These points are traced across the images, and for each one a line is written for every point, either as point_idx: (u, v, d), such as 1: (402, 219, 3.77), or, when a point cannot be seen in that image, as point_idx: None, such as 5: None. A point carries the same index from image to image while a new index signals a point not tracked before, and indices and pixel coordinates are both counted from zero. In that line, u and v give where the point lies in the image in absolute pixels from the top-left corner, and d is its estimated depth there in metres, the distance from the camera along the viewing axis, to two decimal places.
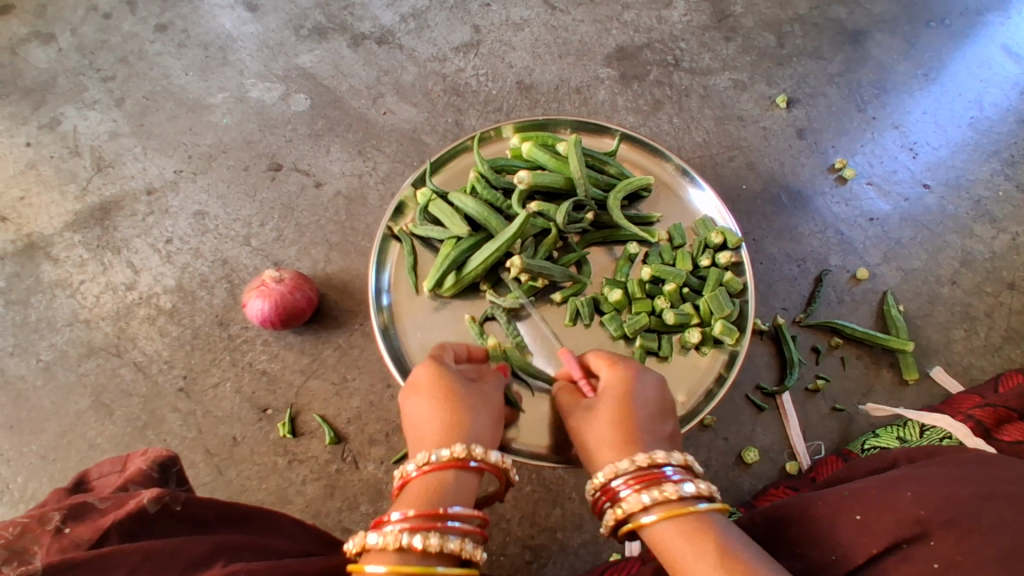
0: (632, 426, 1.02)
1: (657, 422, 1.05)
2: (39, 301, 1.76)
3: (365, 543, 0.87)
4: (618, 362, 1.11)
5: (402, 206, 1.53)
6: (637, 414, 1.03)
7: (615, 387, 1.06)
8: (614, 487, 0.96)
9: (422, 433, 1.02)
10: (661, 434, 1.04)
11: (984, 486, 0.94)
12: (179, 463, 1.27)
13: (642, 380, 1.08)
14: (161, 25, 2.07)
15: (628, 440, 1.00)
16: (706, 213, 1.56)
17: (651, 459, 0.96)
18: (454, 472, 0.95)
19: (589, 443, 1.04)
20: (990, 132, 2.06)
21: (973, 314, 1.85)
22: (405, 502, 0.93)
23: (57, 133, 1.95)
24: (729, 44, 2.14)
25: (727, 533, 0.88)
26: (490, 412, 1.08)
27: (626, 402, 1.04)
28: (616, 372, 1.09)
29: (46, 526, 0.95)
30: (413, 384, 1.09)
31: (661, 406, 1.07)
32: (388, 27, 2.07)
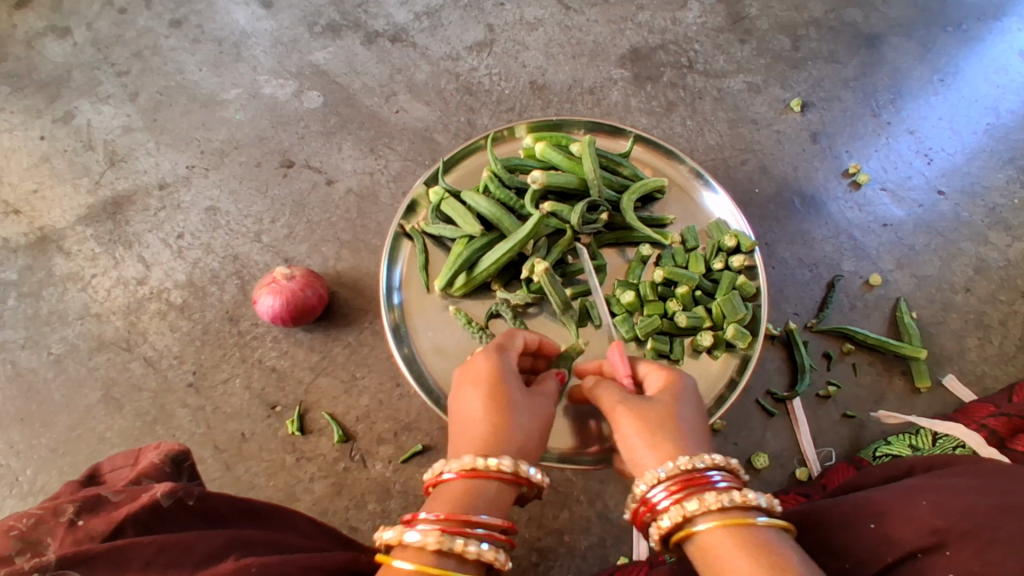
0: (673, 427, 0.99)
1: (702, 431, 1.01)
2: (51, 294, 1.76)
3: (401, 538, 0.89)
4: (667, 368, 1.09)
5: (414, 205, 1.52)
6: (679, 418, 1.00)
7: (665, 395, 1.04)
8: (654, 497, 0.94)
9: (470, 431, 1.01)
10: (706, 445, 1.00)
11: (1004, 497, 0.93)
12: (192, 456, 1.25)
13: (689, 390, 1.06)
14: (176, 21, 2.07)
15: (669, 441, 0.97)
16: (719, 216, 1.55)
17: (694, 462, 0.93)
18: (492, 481, 0.95)
19: (624, 440, 1.01)
20: (1006, 139, 2.04)
21: (987, 322, 1.84)
22: (439, 501, 0.94)
23: (71, 127, 1.95)
24: (744, 47, 2.13)
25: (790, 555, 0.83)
26: (541, 422, 1.07)
27: (669, 406, 1.02)
28: (663, 378, 1.08)
29: (60, 518, 0.97)
30: (472, 371, 1.07)
31: (704, 418, 1.04)
32: (402, 25, 2.07)
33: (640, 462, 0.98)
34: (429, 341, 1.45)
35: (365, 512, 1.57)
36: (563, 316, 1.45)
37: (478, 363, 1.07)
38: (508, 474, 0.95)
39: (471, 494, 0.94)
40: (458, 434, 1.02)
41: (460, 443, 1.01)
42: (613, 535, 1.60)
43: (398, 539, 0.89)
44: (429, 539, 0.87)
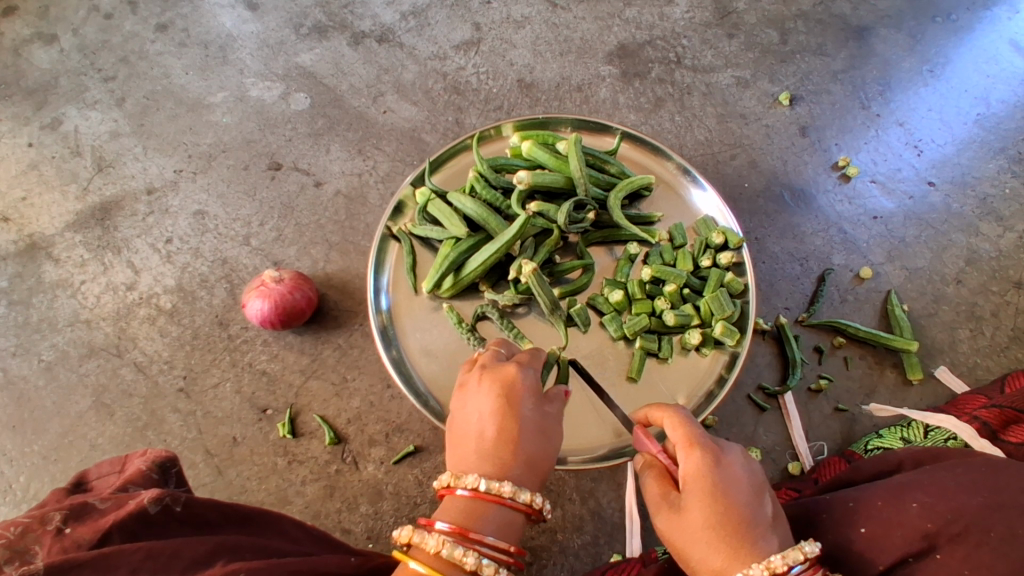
0: (734, 527, 0.91)
1: (756, 505, 0.94)
2: (41, 301, 1.76)
3: (437, 549, 0.88)
4: (695, 443, 0.97)
5: (401, 206, 1.52)
6: (734, 511, 0.92)
7: (703, 476, 0.94)
8: None
9: (474, 439, 1.01)
10: (763, 520, 0.93)
11: (993, 493, 0.93)
12: (179, 463, 1.27)
13: (727, 463, 0.96)
14: (162, 25, 2.07)
15: (734, 544, 0.90)
16: (707, 212, 1.54)
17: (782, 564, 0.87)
18: (513, 510, 0.95)
19: (686, 546, 0.93)
20: (997, 129, 2.04)
21: (979, 313, 1.84)
22: (462, 514, 0.94)
23: (58, 133, 1.95)
24: (731, 41, 2.13)
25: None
26: (552, 437, 1.06)
27: (717, 498, 0.92)
28: (696, 457, 0.96)
29: (47, 526, 0.95)
30: (490, 378, 1.06)
31: (755, 485, 0.96)
32: (389, 25, 2.07)
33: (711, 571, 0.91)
34: (418, 342, 1.45)
35: (358, 514, 1.57)
36: (553, 315, 1.44)
37: (496, 371, 1.06)
38: (529, 507, 0.97)
39: (483, 516, 0.94)
40: (458, 438, 1.04)
41: (461, 450, 1.02)
42: (606, 533, 1.60)
43: (434, 551, 0.88)
44: (466, 559, 0.88)
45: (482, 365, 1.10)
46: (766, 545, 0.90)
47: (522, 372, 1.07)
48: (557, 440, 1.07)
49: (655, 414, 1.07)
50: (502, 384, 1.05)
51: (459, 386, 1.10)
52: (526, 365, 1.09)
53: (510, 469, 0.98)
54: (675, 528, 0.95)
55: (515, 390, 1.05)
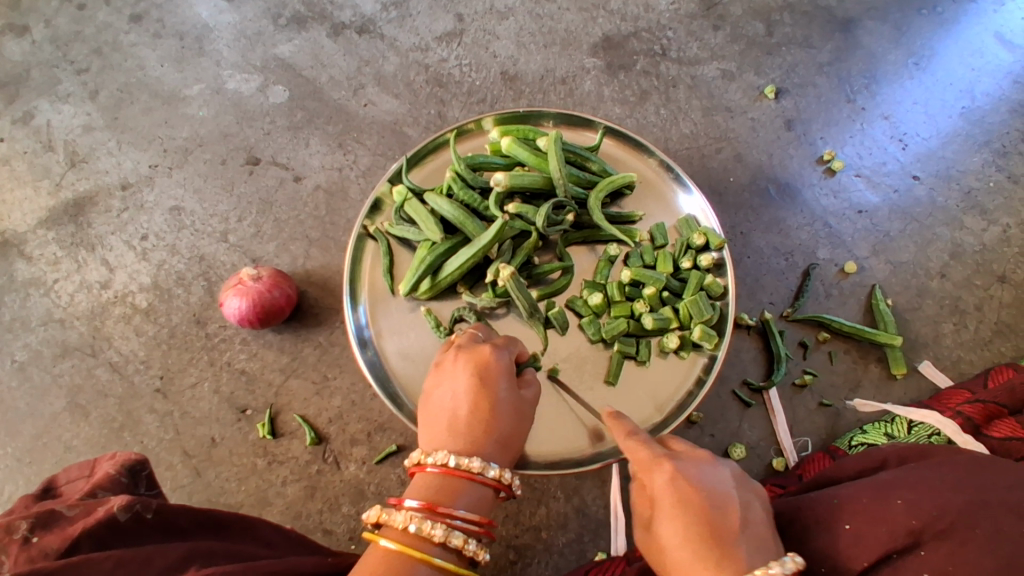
0: (709, 535, 0.90)
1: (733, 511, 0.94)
2: (13, 299, 1.72)
3: (406, 525, 0.88)
4: (655, 466, 0.98)
5: (378, 204, 1.50)
6: (707, 518, 0.92)
7: (670, 491, 0.95)
8: None
9: (449, 417, 1.00)
10: (732, 528, 0.92)
11: (979, 492, 0.93)
12: (150, 466, 1.23)
13: (687, 479, 0.96)
14: (136, 15, 2.02)
15: (708, 554, 0.89)
16: (690, 213, 1.52)
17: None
18: (484, 486, 0.95)
19: (673, 564, 0.92)
20: (982, 122, 2.03)
21: (962, 307, 1.84)
22: (432, 488, 0.93)
23: (30, 127, 1.90)
24: (717, 33, 2.10)
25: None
26: (527, 420, 1.06)
27: (688, 508, 0.93)
28: (663, 474, 0.97)
29: (13, 535, 0.93)
30: (467, 357, 1.04)
31: (721, 494, 0.95)
32: (369, 15, 2.02)
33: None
34: (394, 344, 1.43)
35: (340, 515, 1.55)
36: (531, 319, 1.44)
37: (475, 351, 1.05)
38: (499, 483, 0.96)
39: (453, 490, 0.93)
40: (431, 416, 1.02)
41: (434, 427, 1.00)
42: (591, 531, 1.59)
43: (403, 526, 0.88)
44: (435, 532, 0.88)
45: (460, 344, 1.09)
46: (738, 553, 0.89)
47: (501, 353, 1.06)
48: (531, 424, 1.07)
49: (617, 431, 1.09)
50: (479, 364, 1.04)
51: (436, 365, 1.08)
52: (504, 348, 1.08)
53: (483, 446, 0.97)
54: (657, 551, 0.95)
55: (491, 370, 1.03)
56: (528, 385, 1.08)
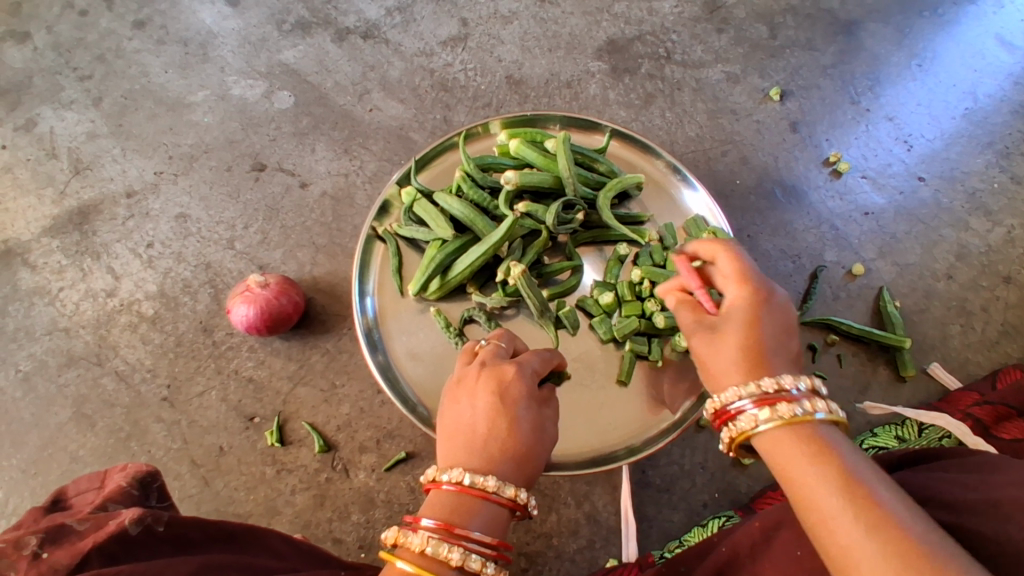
0: (761, 352, 0.91)
1: (788, 342, 0.94)
2: (17, 309, 1.71)
3: (422, 548, 0.87)
4: (744, 277, 0.96)
5: (387, 206, 1.49)
6: (768, 338, 0.92)
7: (744, 309, 0.93)
8: (732, 409, 0.90)
9: (468, 435, 0.99)
10: (789, 354, 0.93)
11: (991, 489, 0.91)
12: (161, 478, 1.22)
13: (766, 301, 0.94)
14: (139, 22, 2.01)
15: (753, 368, 0.90)
16: (697, 212, 1.52)
17: (780, 385, 0.87)
18: (500, 505, 0.93)
19: (711, 362, 0.94)
20: (985, 123, 2.04)
21: (969, 309, 1.83)
22: (447, 508, 0.92)
23: (33, 135, 1.89)
24: (721, 36, 2.11)
25: (849, 448, 0.82)
26: (545, 439, 1.05)
27: (758, 327, 0.92)
28: (745, 294, 0.94)
29: (23, 551, 0.91)
30: (488, 375, 1.04)
31: (788, 323, 0.94)
32: (373, 20, 2.02)
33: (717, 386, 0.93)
34: (404, 346, 1.42)
35: (349, 523, 1.54)
36: (542, 318, 1.43)
37: (497, 369, 1.05)
38: (515, 502, 0.94)
39: (469, 510, 0.92)
40: (449, 432, 1.02)
41: (451, 444, 1.00)
42: (601, 537, 1.58)
43: (420, 549, 0.87)
44: (452, 555, 0.86)
45: (486, 358, 1.09)
46: (780, 367, 0.91)
47: (522, 374, 1.05)
48: (550, 445, 1.06)
49: (704, 247, 1.01)
50: (499, 383, 1.03)
51: (458, 379, 1.08)
52: (526, 366, 1.07)
53: (498, 465, 0.96)
54: (702, 348, 0.96)
55: (511, 389, 1.03)
56: (547, 405, 1.08)
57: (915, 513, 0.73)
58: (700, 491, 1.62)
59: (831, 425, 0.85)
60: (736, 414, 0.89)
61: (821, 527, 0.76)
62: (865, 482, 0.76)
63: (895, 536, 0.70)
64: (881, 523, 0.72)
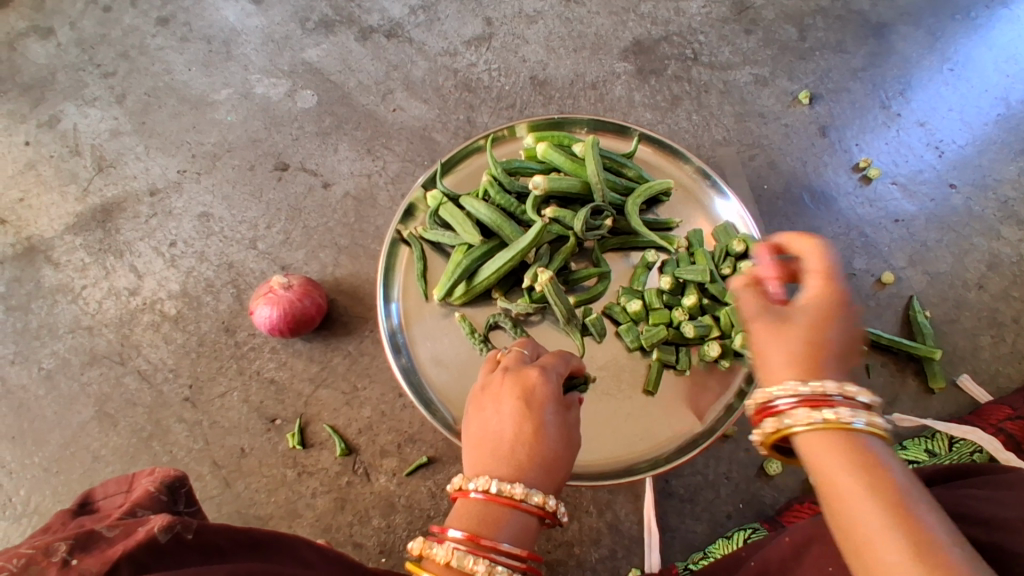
0: (818, 353, 0.75)
1: (853, 351, 0.78)
2: (40, 307, 1.70)
3: (448, 559, 0.84)
4: (829, 271, 0.77)
5: (412, 209, 1.48)
6: (831, 341, 0.76)
7: (806, 305, 0.77)
8: (775, 409, 0.75)
9: (494, 442, 0.97)
10: (851, 366, 0.77)
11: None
12: (188, 483, 1.21)
13: (843, 303, 0.76)
14: (163, 18, 2.00)
15: (804, 370, 0.75)
16: (728, 220, 1.48)
17: (829, 387, 0.72)
18: (529, 514, 0.91)
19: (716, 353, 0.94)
20: (1018, 130, 1.99)
21: (1000, 320, 1.80)
22: (474, 518, 0.90)
23: (56, 132, 1.88)
24: (749, 38, 2.07)
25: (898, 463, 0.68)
26: (573, 444, 1.02)
27: (820, 325, 0.76)
28: (822, 286, 0.77)
29: (53, 557, 0.90)
30: (512, 381, 1.02)
31: (851, 337, 0.77)
32: (397, 19, 2.00)
33: (771, 379, 0.77)
34: (429, 351, 1.40)
35: (370, 528, 1.53)
36: (567, 326, 1.40)
37: (520, 375, 1.03)
38: (543, 510, 0.92)
39: (497, 521, 0.89)
40: (474, 440, 1.00)
41: (477, 451, 0.98)
42: (624, 546, 1.56)
43: (445, 561, 0.85)
44: (477, 567, 0.83)
45: (508, 365, 1.07)
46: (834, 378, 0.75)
47: (546, 377, 1.03)
48: (577, 450, 1.03)
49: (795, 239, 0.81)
50: (524, 388, 1.01)
51: (481, 387, 1.07)
52: (550, 370, 1.05)
53: (526, 471, 0.94)
54: None
55: (535, 394, 1.00)
56: (572, 409, 1.05)
57: (933, 515, 0.63)
58: (724, 502, 1.59)
59: (874, 436, 0.70)
60: (774, 407, 0.75)
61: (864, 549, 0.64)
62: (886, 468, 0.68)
63: (909, 524, 0.62)
64: (888, 510, 0.63)
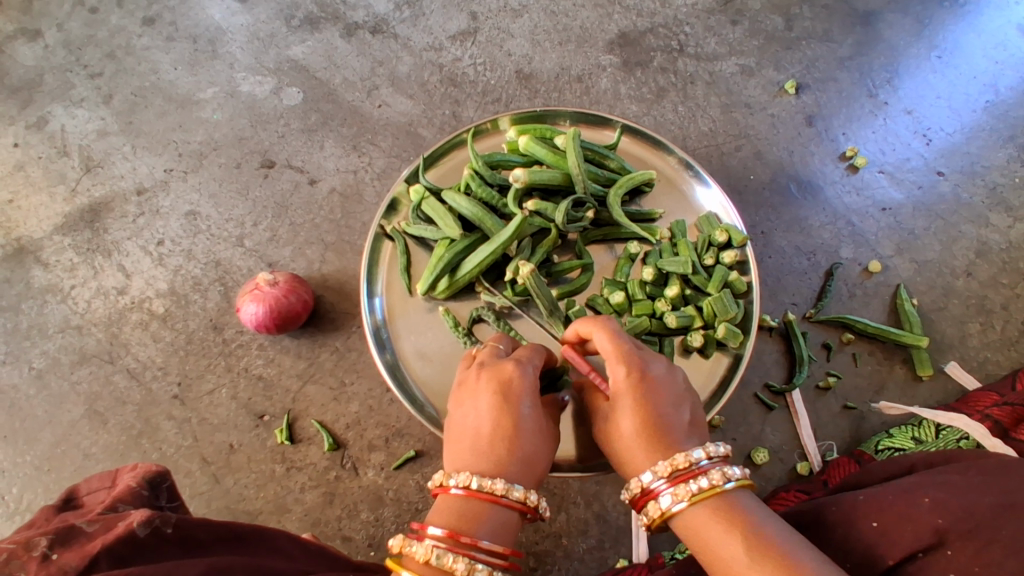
0: (656, 429, 0.96)
1: (674, 412, 0.99)
2: (30, 307, 1.72)
3: (428, 557, 0.86)
4: (623, 356, 1.00)
5: (395, 203, 1.48)
6: (661, 417, 0.97)
7: (626, 398, 0.98)
8: (654, 490, 0.93)
9: (472, 438, 0.98)
10: (682, 423, 0.98)
11: (1007, 492, 0.89)
12: (171, 478, 1.23)
13: (648, 382, 0.99)
14: (149, 18, 2.01)
15: (653, 446, 0.95)
16: (711, 210, 1.49)
17: (685, 461, 0.92)
18: (508, 509, 0.92)
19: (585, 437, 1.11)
20: (1006, 116, 1.99)
21: (988, 307, 1.80)
22: (455, 515, 0.91)
23: (44, 133, 1.90)
24: (735, 28, 2.07)
25: (761, 514, 0.89)
26: (550, 437, 1.03)
27: (643, 410, 0.97)
28: (623, 372, 0.99)
29: (33, 552, 0.90)
30: (490, 375, 1.02)
31: (676, 393, 1.01)
32: (382, 15, 2.01)
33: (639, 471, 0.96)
34: (413, 346, 1.41)
35: (358, 521, 1.54)
36: (551, 318, 1.40)
37: (497, 369, 1.03)
38: (525, 505, 0.93)
39: (476, 518, 0.90)
40: (455, 436, 1.00)
41: (456, 447, 0.99)
42: (611, 537, 1.57)
43: (425, 559, 0.86)
44: (457, 565, 0.85)
45: (483, 360, 1.07)
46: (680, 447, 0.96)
47: (522, 370, 1.03)
48: (554, 442, 1.04)
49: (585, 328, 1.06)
50: (501, 381, 1.01)
51: (459, 383, 1.06)
52: (527, 363, 1.05)
53: (507, 466, 0.95)
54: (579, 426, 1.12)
55: (512, 388, 1.01)
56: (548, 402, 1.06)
57: (807, 551, 0.83)
58: None
59: (740, 491, 0.91)
60: (653, 490, 0.93)
61: None
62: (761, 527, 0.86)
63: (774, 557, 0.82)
64: (762, 554, 0.82)
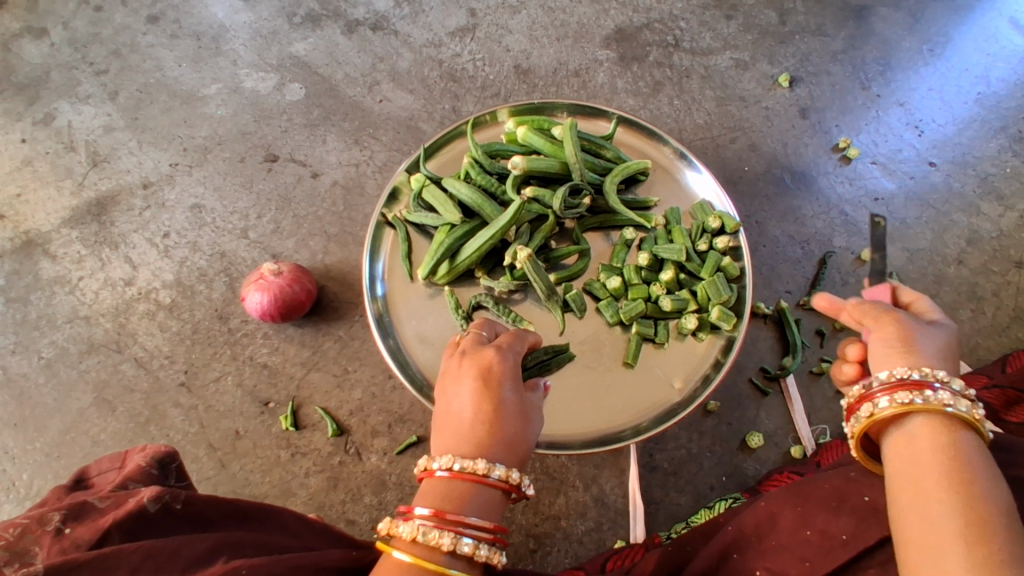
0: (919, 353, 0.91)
1: (947, 359, 0.93)
2: (39, 298, 1.75)
3: (414, 535, 0.88)
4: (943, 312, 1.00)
5: (396, 192, 1.51)
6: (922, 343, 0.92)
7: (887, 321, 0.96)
8: (871, 390, 0.89)
9: (457, 423, 1.00)
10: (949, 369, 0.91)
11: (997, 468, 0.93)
12: (179, 459, 1.26)
13: (926, 324, 0.96)
14: (154, 17, 2.05)
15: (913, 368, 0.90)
16: (704, 197, 1.53)
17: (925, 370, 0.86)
18: (492, 488, 0.94)
19: None
20: (998, 107, 2.02)
21: (980, 294, 1.83)
22: (440, 495, 0.93)
23: (52, 129, 1.93)
24: (730, 23, 2.10)
25: (979, 462, 0.78)
26: (533, 421, 1.05)
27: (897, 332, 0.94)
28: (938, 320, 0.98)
29: (46, 527, 0.94)
30: (471, 361, 1.06)
31: (950, 350, 0.95)
32: (383, 12, 2.04)
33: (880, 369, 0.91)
34: (414, 329, 1.44)
35: (362, 505, 1.57)
36: (549, 301, 1.45)
37: (478, 355, 1.06)
38: (508, 484, 0.95)
39: (461, 497, 0.93)
40: (441, 423, 1.03)
41: (442, 433, 1.01)
42: (610, 519, 1.60)
43: (411, 537, 0.88)
44: (443, 540, 0.88)
45: (467, 348, 1.10)
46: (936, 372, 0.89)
47: (502, 356, 1.06)
48: (540, 423, 1.06)
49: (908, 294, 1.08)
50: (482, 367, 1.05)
51: (443, 373, 1.09)
52: (507, 351, 1.09)
53: (488, 449, 0.97)
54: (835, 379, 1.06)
55: (493, 373, 1.04)
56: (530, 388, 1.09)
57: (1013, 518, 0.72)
58: (707, 475, 1.64)
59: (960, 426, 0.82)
60: (872, 391, 0.89)
61: (919, 500, 0.76)
62: (966, 468, 0.77)
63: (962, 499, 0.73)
64: (956, 481, 0.75)
